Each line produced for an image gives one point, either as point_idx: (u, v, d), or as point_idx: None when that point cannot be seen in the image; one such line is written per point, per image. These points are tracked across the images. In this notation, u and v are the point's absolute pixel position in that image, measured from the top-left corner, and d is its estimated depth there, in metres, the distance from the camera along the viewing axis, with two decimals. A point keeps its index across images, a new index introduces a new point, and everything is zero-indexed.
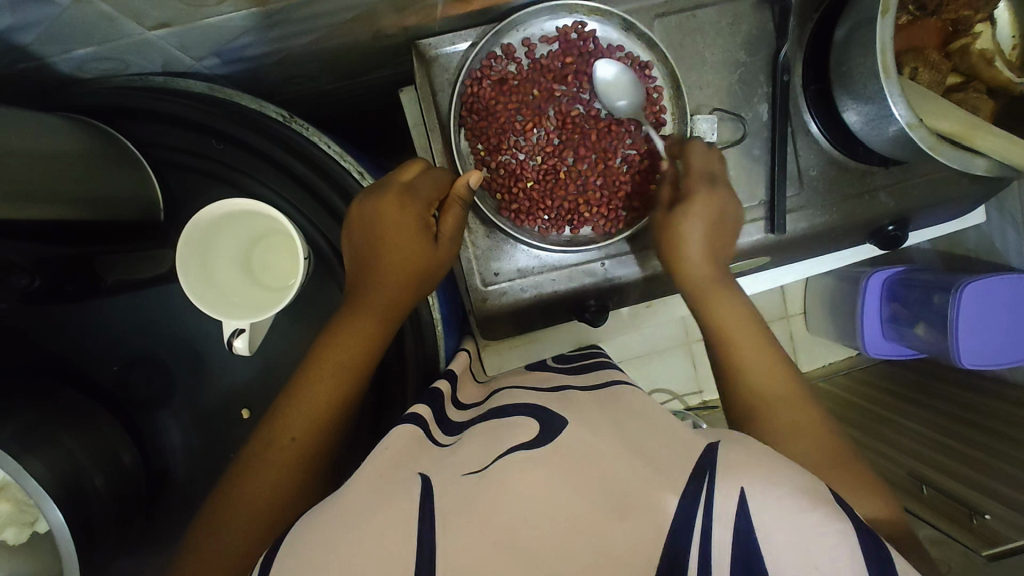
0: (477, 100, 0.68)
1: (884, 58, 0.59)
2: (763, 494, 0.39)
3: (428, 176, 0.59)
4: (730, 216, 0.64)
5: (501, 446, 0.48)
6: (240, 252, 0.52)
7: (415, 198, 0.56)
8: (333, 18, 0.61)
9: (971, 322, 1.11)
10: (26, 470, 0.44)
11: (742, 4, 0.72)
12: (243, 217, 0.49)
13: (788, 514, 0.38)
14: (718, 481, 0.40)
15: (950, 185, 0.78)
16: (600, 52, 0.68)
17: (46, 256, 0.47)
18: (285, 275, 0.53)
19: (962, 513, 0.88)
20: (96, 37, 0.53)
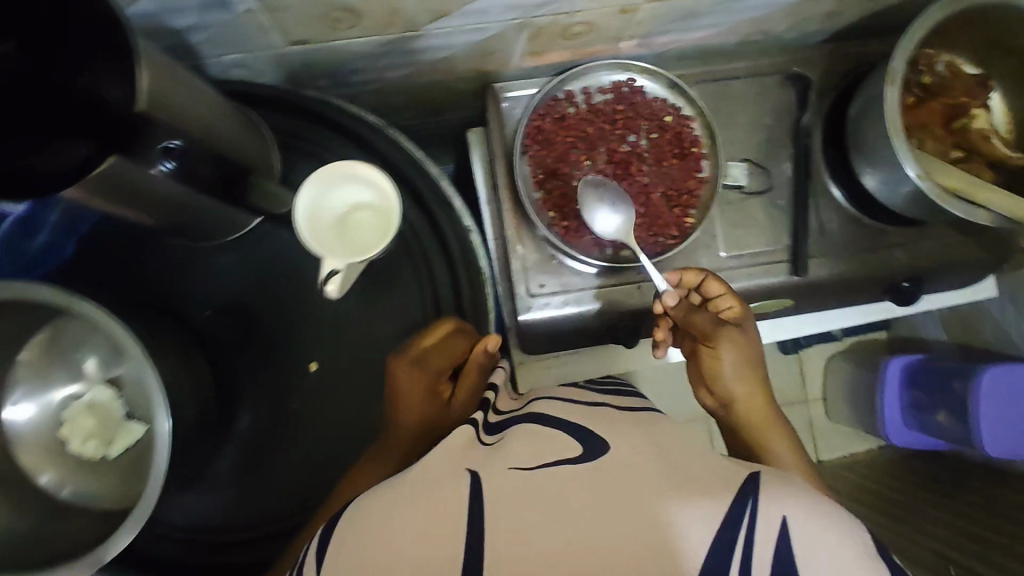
0: (540, 132, 0.79)
1: (893, 120, 0.69)
2: (802, 518, 0.44)
3: (453, 343, 0.60)
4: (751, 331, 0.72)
5: (551, 446, 0.50)
6: (338, 215, 0.60)
7: (427, 371, 0.58)
8: (429, 56, 0.75)
9: (994, 410, 1.12)
10: (149, 371, 0.49)
11: (770, 79, 0.84)
12: (346, 184, 0.60)
13: (827, 545, 0.43)
14: (762, 506, 0.44)
15: (959, 250, 0.86)
16: (648, 103, 0.79)
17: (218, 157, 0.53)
18: (373, 236, 0.60)
19: None
20: (244, 45, 0.65)
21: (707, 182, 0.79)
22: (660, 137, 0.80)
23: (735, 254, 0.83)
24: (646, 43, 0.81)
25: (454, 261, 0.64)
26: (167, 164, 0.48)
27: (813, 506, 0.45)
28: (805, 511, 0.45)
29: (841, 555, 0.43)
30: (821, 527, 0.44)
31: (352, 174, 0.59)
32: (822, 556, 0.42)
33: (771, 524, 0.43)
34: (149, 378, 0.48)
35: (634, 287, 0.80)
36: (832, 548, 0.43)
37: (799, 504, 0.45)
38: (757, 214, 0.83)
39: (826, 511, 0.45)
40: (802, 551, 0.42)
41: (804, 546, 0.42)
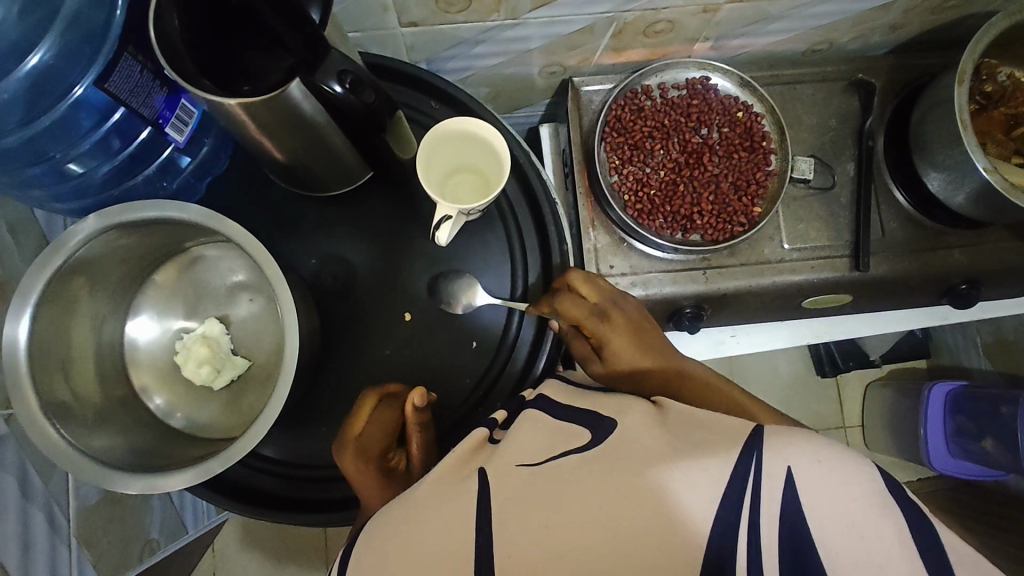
0: (617, 120, 0.83)
1: (962, 116, 0.73)
2: (809, 470, 0.41)
3: (382, 413, 0.60)
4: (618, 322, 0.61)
5: (558, 446, 0.50)
6: (447, 171, 0.66)
7: (368, 454, 0.57)
8: (519, 46, 0.81)
9: None
10: (282, 287, 0.53)
11: (835, 84, 0.89)
12: (448, 143, 0.65)
13: (833, 496, 0.40)
14: (766, 460, 0.41)
15: (1019, 256, 0.88)
16: (720, 99, 0.84)
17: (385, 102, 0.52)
18: (482, 185, 0.65)
19: None
20: (362, 24, 0.72)
21: (775, 174, 0.83)
22: (730, 131, 0.84)
23: (798, 247, 0.86)
24: (720, 45, 0.86)
25: (544, 227, 0.68)
26: (337, 87, 0.48)
27: (824, 450, 0.42)
28: (812, 457, 0.42)
29: (853, 501, 0.40)
30: (830, 473, 0.41)
31: (452, 132, 0.63)
32: (826, 510, 0.40)
33: (775, 478, 0.41)
34: (286, 303, 0.53)
35: (700, 273, 0.84)
36: (843, 494, 0.40)
37: (803, 449, 0.42)
38: (820, 210, 0.87)
39: (835, 454, 0.42)
40: (810, 503, 0.40)
41: (810, 495, 0.40)
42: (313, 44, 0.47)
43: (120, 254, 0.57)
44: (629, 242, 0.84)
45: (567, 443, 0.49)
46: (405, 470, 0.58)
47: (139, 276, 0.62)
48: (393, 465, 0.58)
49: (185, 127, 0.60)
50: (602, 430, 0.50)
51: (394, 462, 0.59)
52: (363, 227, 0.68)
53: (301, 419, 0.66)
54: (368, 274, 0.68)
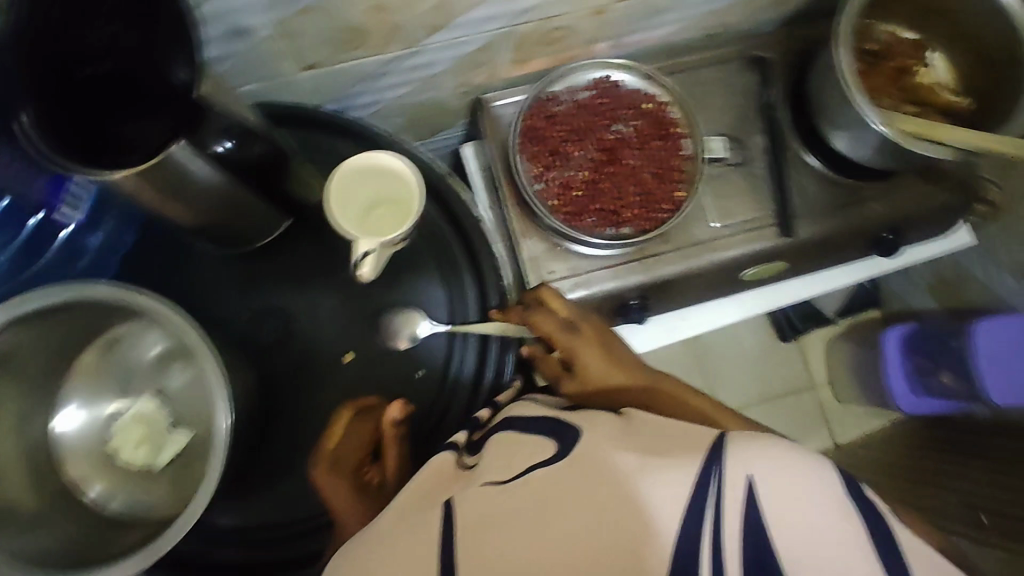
0: (532, 129, 0.85)
1: (849, 77, 0.76)
2: (770, 478, 0.43)
3: (357, 428, 0.61)
4: (588, 338, 0.62)
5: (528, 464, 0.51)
6: (363, 206, 0.64)
7: (341, 469, 0.58)
8: (425, 72, 0.82)
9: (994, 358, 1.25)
10: (209, 357, 0.51)
11: (733, 65, 0.93)
12: (357, 177, 0.64)
13: (794, 505, 0.42)
14: (727, 471, 0.43)
15: (929, 198, 0.93)
16: (628, 95, 0.87)
17: (272, 152, 0.58)
18: (399, 212, 0.64)
19: None
20: (259, 75, 0.72)
21: (692, 158, 0.85)
22: (642, 123, 0.86)
23: (727, 223, 0.89)
24: (620, 43, 0.89)
25: (472, 246, 0.68)
26: (224, 146, 0.52)
27: (784, 457, 0.44)
28: (774, 464, 0.43)
29: (815, 507, 0.42)
30: (792, 482, 0.43)
31: (357, 167, 0.64)
32: (786, 518, 0.42)
33: (735, 490, 0.43)
34: (216, 378, 0.51)
35: (638, 263, 0.86)
36: (804, 497, 0.42)
37: (763, 457, 0.44)
38: (741, 186, 0.90)
39: (800, 459, 0.44)
40: (771, 512, 0.42)
41: (770, 503, 0.42)
42: (185, 108, 0.48)
43: (35, 347, 0.55)
44: (564, 245, 0.85)
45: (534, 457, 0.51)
46: (378, 485, 0.60)
47: (59, 367, 0.60)
48: (367, 481, 0.60)
49: (79, 204, 0.60)
50: (559, 448, 0.51)
51: (370, 476, 0.60)
52: (290, 276, 0.67)
53: (257, 482, 0.64)
54: (304, 323, 0.67)
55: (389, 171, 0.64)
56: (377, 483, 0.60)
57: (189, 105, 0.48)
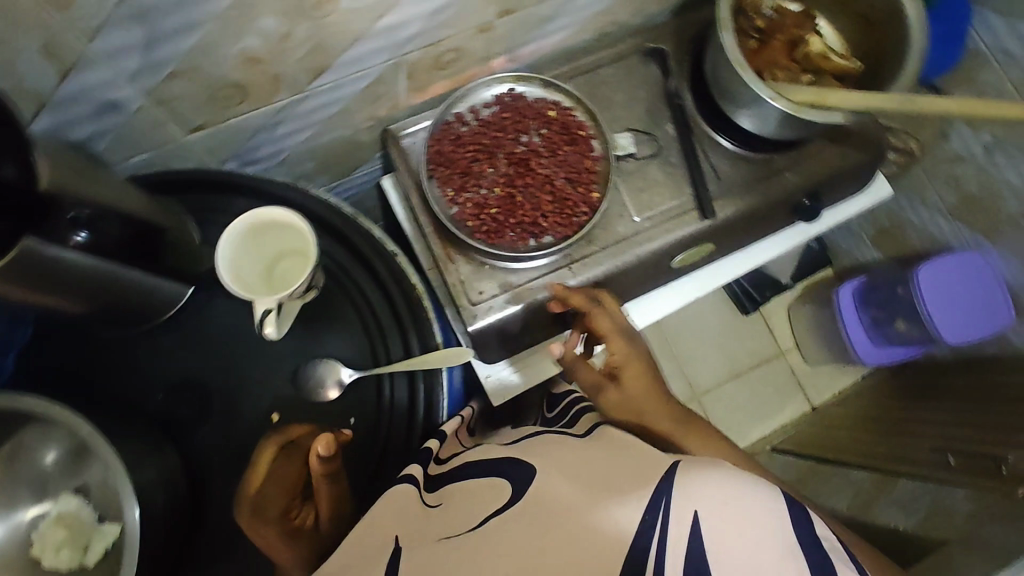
0: (439, 154, 0.84)
1: (735, 58, 0.78)
2: (715, 511, 0.43)
3: (284, 465, 0.58)
4: (634, 358, 0.73)
5: (478, 513, 0.53)
6: (260, 262, 0.64)
7: (268, 514, 0.55)
8: (321, 114, 0.81)
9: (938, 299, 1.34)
10: (109, 453, 0.51)
11: (632, 60, 0.94)
12: (249, 233, 0.62)
13: (745, 542, 0.42)
14: (674, 504, 0.44)
15: (841, 160, 0.95)
16: (530, 105, 0.87)
17: (136, 227, 0.57)
18: (293, 261, 0.64)
19: (1007, 486, 0.95)
20: (145, 143, 0.70)
21: (602, 158, 0.85)
22: (548, 131, 0.86)
23: (648, 216, 0.89)
24: (515, 56, 0.89)
25: (387, 284, 0.68)
26: (82, 233, 0.52)
27: (730, 491, 0.45)
28: (721, 500, 0.44)
29: (762, 541, 0.43)
30: (739, 518, 0.43)
31: (249, 223, 0.62)
32: (731, 551, 0.42)
33: (681, 522, 0.43)
34: (119, 472, 0.50)
35: (567, 270, 0.86)
36: (750, 529, 0.43)
37: (707, 489, 0.45)
38: (657, 176, 0.91)
39: (750, 492, 0.45)
40: (715, 543, 0.42)
41: (718, 539, 0.43)
42: (29, 203, 0.49)
43: None
44: (489, 263, 0.85)
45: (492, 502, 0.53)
46: (310, 526, 0.58)
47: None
48: (298, 523, 0.58)
49: None
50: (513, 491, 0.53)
51: (300, 518, 0.59)
52: (204, 344, 0.66)
53: (195, 562, 0.62)
54: (225, 391, 0.65)
55: (278, 223, 0.62)
56: (309, 523, 0.59)
57: (32, 200, 0.49)
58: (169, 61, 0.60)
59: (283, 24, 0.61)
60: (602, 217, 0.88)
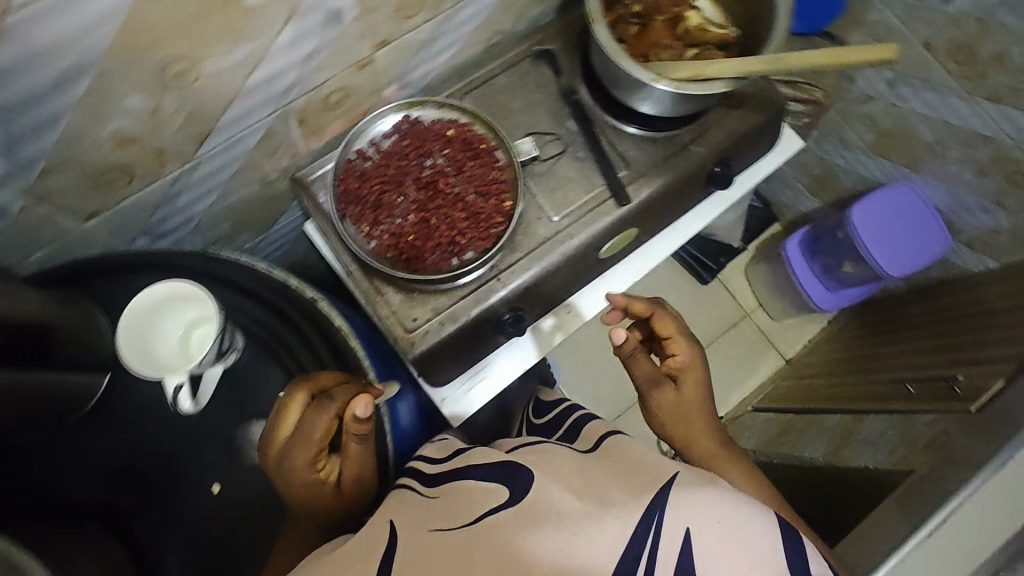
0: (348, 191, 0.84)
1: (610, 48, 0.80)
2: (703, 525, 0.54)
3: (312, 419, 0.59)
4: (697, 377, 0.93)
5: (476, 510, 0.60)
6: (167, 336, 0.62)
7: (297, 464, 0.60)
8: (220, 176, 0.81)
9: (874, 231, 1.40)
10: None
11: (523, 65, 0.96)
12: (149, 308, 0.61)
13: (733, 553, 0.53)
14: (668, 520, 0.54)
15: (743, 122, 0.97)
16: (428, 128, 0.87)
17: (24, 331, 0.55)
18: (200, 328, 0.63)
19: (960, 405, 0.97)
20: (41, 239, 0.71)
21: (507, 167, 0.86)
22: (451, 150, 0.87)
23: (565, 214, 0.90)
24: (406, 82, 0.91)
25: (306, 333, 0.68)
26: None
27: (718, 510, 0.55)
28: (713, 520, 0.55)
29: (738, 545, 0.54)
30: (725, 534, 0.54)
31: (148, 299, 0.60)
32: (715, 556, 0.53)
33: (674, 537, 0.54)
34: None
35: (495, 281, 0.86)
36: (728, 535, 0.54)
37: (699, 510, 0.55)
38: (568, 172, 0.92)
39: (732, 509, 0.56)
40: (702, 549, 0.53)
41: (706, 550, 0.53)
42: None
43: None
44: (419, 289, 0.85)
45: (488, 502, 0.61)
46: (332, 482, 0.62)
47: None
48: (323, 478, 0.62)
49: None
50: (511, 494, 0.61)
51: (327, 472, 0.62)
52: (135, 428, 0.66)
53: None
54: (164, 470, 0.66)
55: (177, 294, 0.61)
56: (333, 479, 0.62)
57: None
58: (38, 156, 0.60)
59: (148, 99, 0.62)
60: (520, 223, 0.89)
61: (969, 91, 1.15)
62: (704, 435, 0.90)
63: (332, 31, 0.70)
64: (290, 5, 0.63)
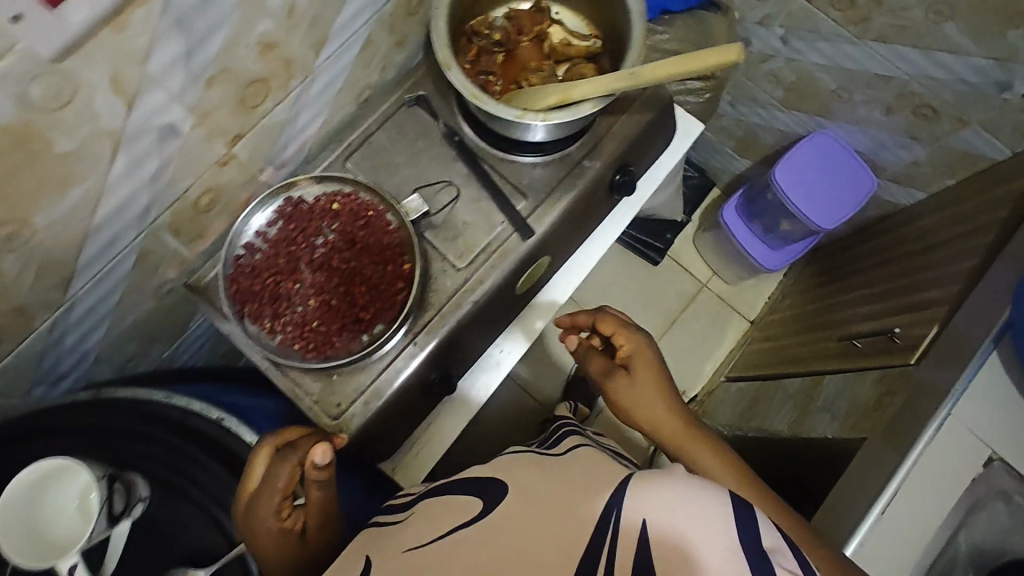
0: (241, 291, 0.81)
1: (471, 91, 0.76)
2: (659, 514, 0.50)
3: (274, 473, 0.62)
4: (650, 363, 0.92)
5: (445, 524, 0.60)
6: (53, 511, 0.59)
7: (261, 516, 0.61)
8: (104, 307, 0.78)
9: (798, 186, 1.41)
10: None
11: (399, 115, 0.93)
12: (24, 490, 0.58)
13: (690, 535, 0.48)
14: (625, 514, 0.51)
15: (632, 126, 0.95)
16: (312, 206, 0.84)
17: None
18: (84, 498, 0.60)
19: (903, 355, 0.99)
20: None
21: (400, 229, 0.83)
22: (340, 224, 0.84)
23: (470, 260, 0.88)
24: (280, 162, 0.87)
25: (209, 465, 0.67)
26: None
27: (676, 497, 0.50)
28: (668, 507, 0.50)
29: (694, 530, 0.48)
30: (680, 520, 0.49)
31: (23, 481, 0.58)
32: (670, 546, 0.48)
33: (629, 531, 0.50)
34: None
35: (413, 345, 0.85)
36: (685, 522, 0.49)
37: (656, 499, 0.51)
38: (465, 217, 0.90)
39: (687, 495, 0.51)
40: (656, 540, 0.48)
41: (661, 544, 0.48)
42: None
43: None
44: (337, 372, 0.83)
45: (460, 516, 0.60)
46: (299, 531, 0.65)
47: None
48: (290, 526, 0.64)
49: None
50: (484, 504, 0.60)
51: (292, 520, 0.65)
52: None
53: None
54: None
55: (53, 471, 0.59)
56: (299, 527, 0.65)
57: None
58: None
59: None
60: (426, 281, 0.87)
61: (857, 34, 1.13)
62: (670, 418, 0.87)
63: (172, 144, 0.67)
64: (111, 136, 0.59)
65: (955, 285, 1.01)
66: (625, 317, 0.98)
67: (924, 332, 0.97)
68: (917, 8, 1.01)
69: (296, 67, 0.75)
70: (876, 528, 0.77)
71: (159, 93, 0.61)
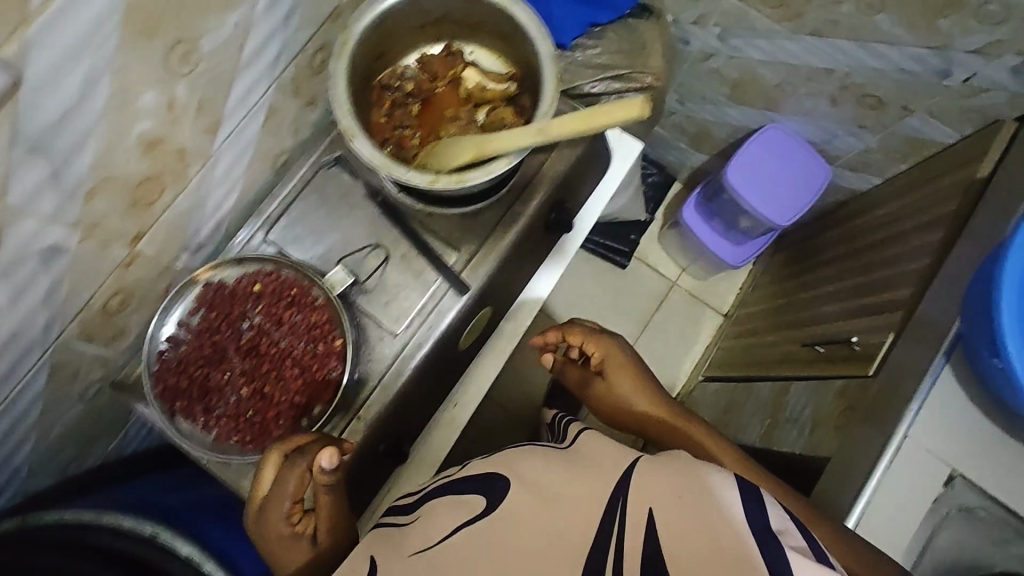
0: (167, 389, 0.77)
1: (377, 160, 0.71)
2: (664, 500, 0.48)
3: (286, 475, 0.69)
4: (624, 363, 0.89)
5: (450, 521, 0.57)
6: None
7: (275, 514, 0.69)
8: (24, 423, 0.74)
9: (751, 184, 1.38)
10: None
11: (317, 178, 0.88)
12: None
13: (693, 520, 0.46)
14: (631, 502, 0.49)
15: (561, 163, 0.90)
16: (233, 288, 0.81)
17: None
18: None
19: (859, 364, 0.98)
20: None
21: (327, 305, 0.80)
22: (264, 305, 0.81)
23: (407, 324, 0.85)
24: (197, 244, 0.84)
25: None
26: None
27: (681, 482, 0.49)
28: (677, 494, 0.48)
29: (701, 512, 0.46)
30: (687, 503, 0.47)
31: None
32: (677, 530, 0.45)
33: (637, 519, 0.48)
34: None
35: (356, 421, 0.82)
36: (690, 506, 0.46)
37: (661, 488, 0.49)
38: (397, 280, 0.86)
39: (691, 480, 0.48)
40: (663, 524, 0.46)
41: (669, 533, 0.46)
42: None
43: None
44: None
45: (464, 515, 0.57)
46: (308, 533, 0.71)
47: None
48: (301, 528, 0.71)
49: None
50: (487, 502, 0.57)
51: (303, 523, 0.71)
52: None
53: None
54: None
55: None
56: (309, 532, 0.71)
57: None
58: None
59: None
60: (363, 352, 0.84)
61: (792, 31, 1.09)
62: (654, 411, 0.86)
63: (61, 261, 0.63)
64: None
65: (909, 288, 1.00)
66: (592, 322, 0.93)
67: (880, 342, 0.96)
68: (847, 3, 0.97)
69: (192, 154, 0.71)
70: (870, 510, 0.76)
71: (30, 220, 0.57)
